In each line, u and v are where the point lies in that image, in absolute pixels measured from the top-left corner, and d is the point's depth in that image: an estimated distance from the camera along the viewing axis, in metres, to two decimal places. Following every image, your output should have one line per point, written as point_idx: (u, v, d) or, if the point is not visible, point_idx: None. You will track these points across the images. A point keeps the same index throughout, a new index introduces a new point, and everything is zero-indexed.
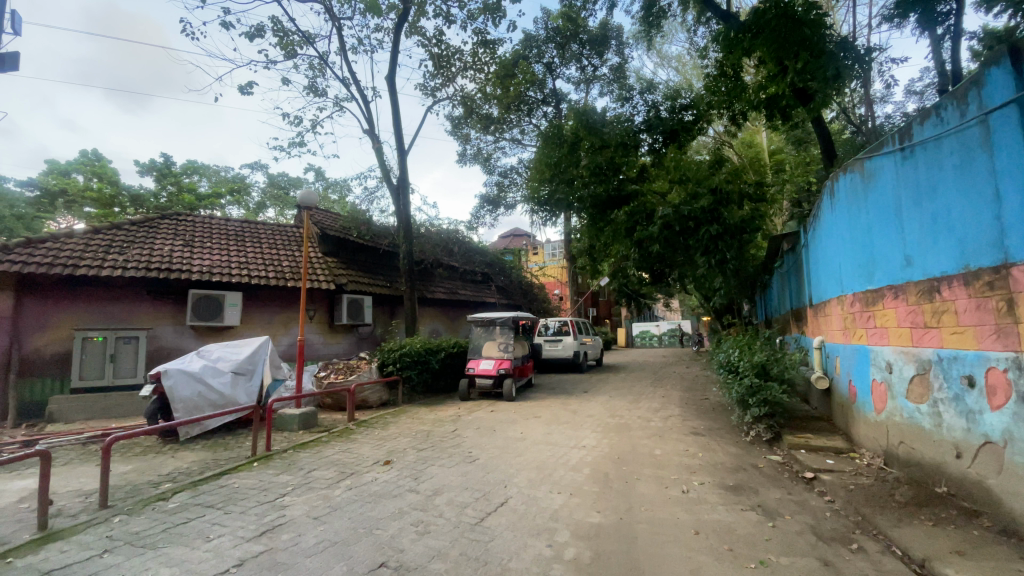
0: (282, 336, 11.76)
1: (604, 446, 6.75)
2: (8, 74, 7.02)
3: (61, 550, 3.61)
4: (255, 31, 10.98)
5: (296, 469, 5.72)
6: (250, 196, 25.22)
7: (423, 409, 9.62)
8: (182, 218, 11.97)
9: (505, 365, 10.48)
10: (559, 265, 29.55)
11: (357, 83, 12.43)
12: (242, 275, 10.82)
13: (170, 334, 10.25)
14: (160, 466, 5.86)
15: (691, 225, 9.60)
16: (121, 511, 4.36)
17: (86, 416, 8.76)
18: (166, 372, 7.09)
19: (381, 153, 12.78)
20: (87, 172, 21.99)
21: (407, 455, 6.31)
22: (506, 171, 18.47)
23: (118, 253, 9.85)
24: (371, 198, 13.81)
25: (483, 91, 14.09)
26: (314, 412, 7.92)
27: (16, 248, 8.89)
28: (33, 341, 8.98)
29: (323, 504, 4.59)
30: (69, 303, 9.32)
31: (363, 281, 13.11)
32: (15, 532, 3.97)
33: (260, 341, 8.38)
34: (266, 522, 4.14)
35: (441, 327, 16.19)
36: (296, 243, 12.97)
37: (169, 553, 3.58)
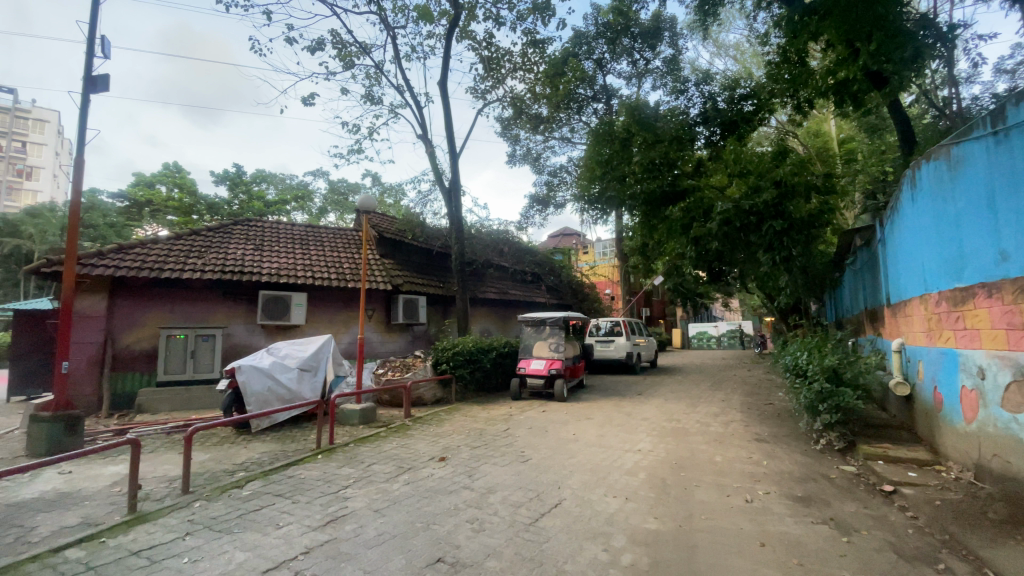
0: (343, 334, 12.27)
1: (661, 450, 6.56)
2: (100, 95, 7.78)
3: (149, 532, 3.94)
4: (315, 45, 11.52)
5: (356, 462, 5.95)
6: (313, 202, 26.44)
7: (476, 408, 9.74)
8: (253, 224, 12.79)
9: (556, 365, 10.44)
10: (611, 264, 29.03)
11: (411, 90, 12.80)
12: (307, 277, 11.41)
13: (243, 331, 10.97)
14: (234, 456, 6.28)
15: (753, 220, 9.15)
16: (201, 497, 4.71)
17: (170, 407, 9.52)
18: (239, 367, 7.61)
19: (434, 157, 13.08)
20: (171, 184, 24.05)
21: (462, 453, 6.41)
22: (555, 171, 18.37)
23: (197, 258, 10.64)
24: (424, 200, 14.15)
25: (533, 91, 14.12)
26: (373, 407, 8.23)
27: (110, 253, 9.81)
28: (124, 338, 9.88)
29: (382, 497, 4.75)
30: (154, 304, 10.15)
31: (418, 281, 13.47)
32: (109, 514, 4.38)
33: (323, 339, 8.77)
34: (330, 512, 4.33)
35: (492, 327, 16.39)
36: (355, 245, 13.51)
37: (243, 539, 3.81)
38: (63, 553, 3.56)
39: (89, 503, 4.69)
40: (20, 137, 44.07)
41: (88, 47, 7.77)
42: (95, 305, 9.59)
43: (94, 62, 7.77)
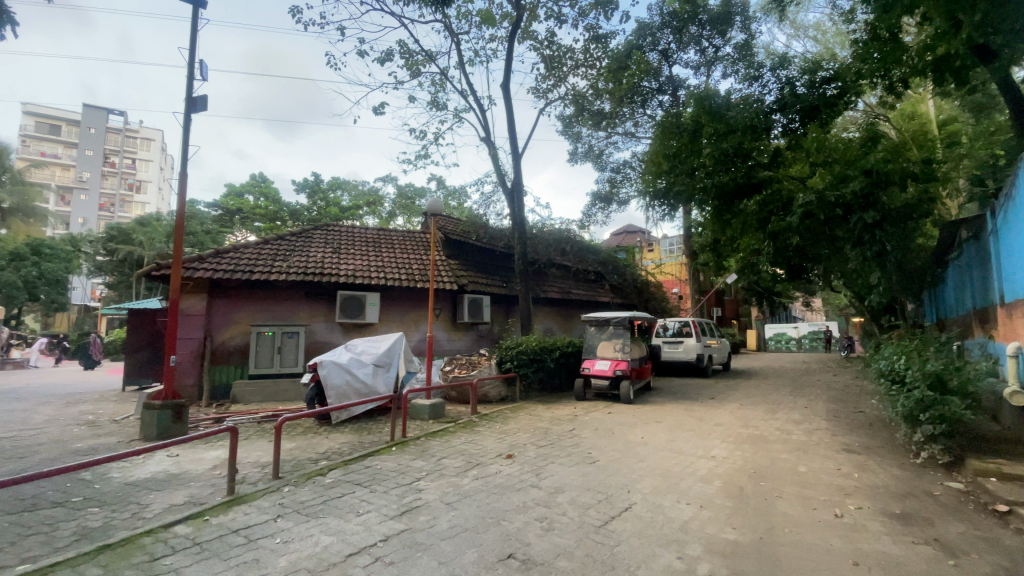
0: (412, 332, 12.75)
1: (737, 458, 6.25)
2: (199, 114, 8.58)
3: (246, 512, 4.31)
4: (385, 56, 12.03)
5: (428, 455, 6.16)
6: (383, 206, 27.59)
7: (541, 407, 9.77)
8: (330, 229, 13.60)
9: (622, 366, 10.21)
10: (679, 262, 28.02)
11: (475, 94, 13.05)
12: (380, 278, 11.98)
13: (323, 329, 11.71)
14: (317, 445, 6.72)
15: (839, 212, 8.49)
16: (289, 482, 5.08)
17: (260, 398, 10.33)
18: (321, 363, 8.15)
19: (497, 159, 13.26)
20: (257, 193, 26.33)
21: (528, 451, 6.45)
22: (619, 167, 17.96)
23: (282, 261, 11.48)
24: (487, 202, 14.36)
25: (595, 87, 13.96)
26: (442, 403, 8.48)
27: (209, 258, 10.79)
28: (221, 334, 10.84)
29: (453, 491, 4.89)
30: (245, 303, 11.07)
31: (482, 281, 13.72)
32: (212, 494, 4.84)
33: (394, 337, 9.14)
34: (405, 503, 4.52)
35: (555, 326, 16.37)
36: (423, 247, 14.00)
37: (327, 523, 4.07)
38: (174, 528, 3.98)
39: (195, 484, 5.20)
40: (131, 155, 49.23)
41: (188, 71, 8.60)
42: (197, 304, 10.60)
43: (194, 84, 8.58)
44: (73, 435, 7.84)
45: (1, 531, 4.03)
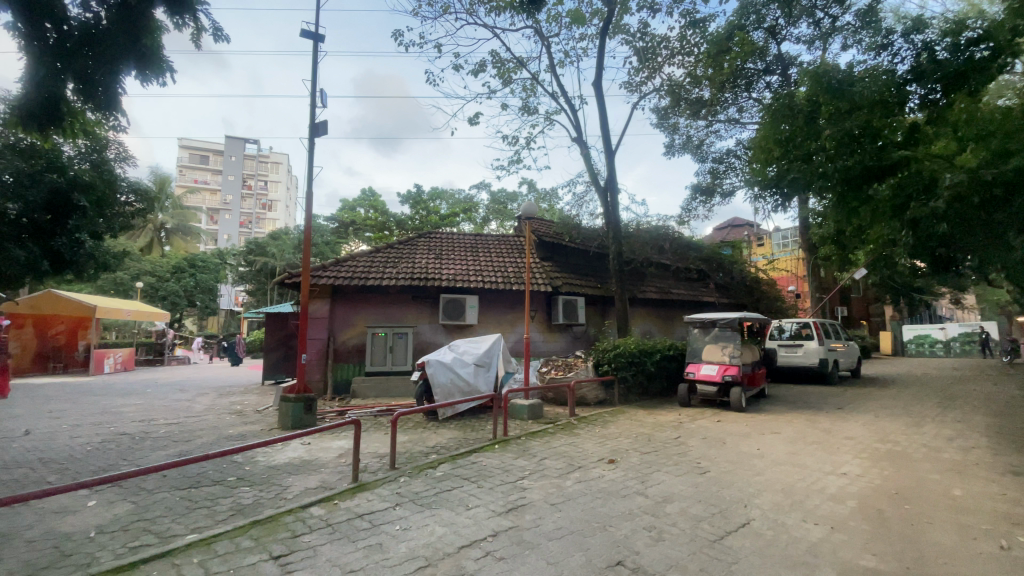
0: (509, 334, 13.03)
1: (873, 476, 5.55)
2: (319, 137, 9.56)
3: (369, 499, 4.71)
4: (479, 67, 12.52)
5: (530, 455, 6.26)
6: (478, 212, 28.47)
7: (641, 412, 9.47)
8: (432, 236, 14.40)
9: (731, 371, 9.55)
10: (793, 257, 25.60)
11: (566, 95, 13.08)
12: (478, 281, 12.43)
13: (428, 331, 12.41)
14: (427, 440, 7.14)
15: (998, 193, 7.23)
16: (404, 473, 5.45)
17: (375, 394, 11.26)
18: (428, 361, 8.65)
19: (589, 157, 13.13)
20: (367, 206, 28.74)
21: (631, 457, 6.29)
22: (721, 157, 16.86)
23: (392, 267, 12.39)
24: (580, 202, 14.23)
25: (693, 74, 13.30)
26: (541, 404, 8.57)
27: (330, 266, 11.96)
28: (341, 335, 11.96)
29: (557, 492, 4.91)
30: (361, 307, 12.11)
31: (576, 282, 13.64)
32: (340, 481, 5.36)
33: (493, 338, 9.39)
34: (511, 501, 4.64)
35: (653, 328, 15.78)
36: (518, 250, 14.28)
37: (440, 515, 4.30)
38: (309, 509, 4.46)
39: (324, 470, 5.80)
40: (264, 178, 56.26)
41: (310, 100, 9.62)
42: (322, 308, 11.81)
43: (315, 111, 9.59)
44: (226, 423, 9.13)
45: (177, 502, 4.81)
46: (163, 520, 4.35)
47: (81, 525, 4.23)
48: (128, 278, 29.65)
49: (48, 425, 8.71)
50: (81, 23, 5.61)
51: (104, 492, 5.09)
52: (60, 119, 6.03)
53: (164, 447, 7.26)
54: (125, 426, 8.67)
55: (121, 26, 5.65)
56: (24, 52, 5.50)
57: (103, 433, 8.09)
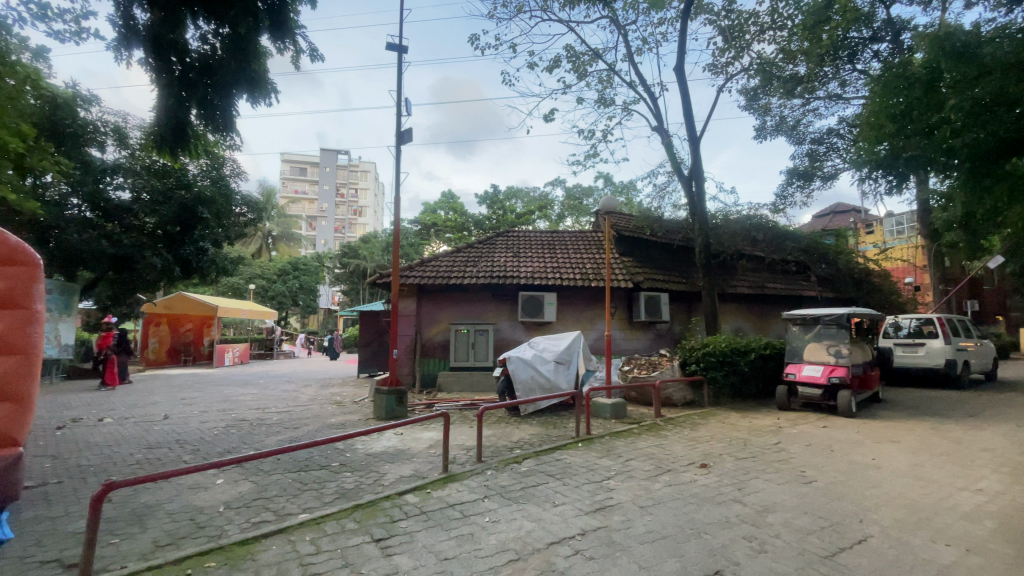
0: (589, 331, 12.84)
1: (1020, 494, 4.78)
2: (405, 144, 10.03)
3: (458, 490, 4.87)
4: (554, 63, 12.40)
5: (615, 455, 6.14)
6: (553, 209, 28.29)
7: (734, 414, 8.93)
8: (510, 234, 14.59)
9: (838, 373, 8.71)
10: (910, 245, 22.77)
11: (644, 83, 12.57)
12: (556, 278, 12.40)
13: (508, 327, 12.61)
14: (511, 435, 7.26)
15: None
16: (491, 467, 5.57)
17: (459, 388, 11.70)
18: (509, 358, 8.80)
19: (671, 146, 12.56)
20: (447, 208, 29.84)
21: (725, 462, 5.94)
22: (820, 137, 15.38)
23: (472, 266, 12.72)
24: (662, 193, 13.62)
25: (787, 50, 12.23)
26: (624, 403, 8.36)
27: (415, 267, 12.54)
28: (427, 331, 12.51)
29: (647, 494, 4.76)
30: (445, 305, 12.58)
31: (659, 277, 13.13)
32: (431, 470, 5.61)
33: (573, 335, 9.32)
34: (598, 500, 4.57)
35: (745, 325, 14.82)
36: (596, 246, 14.04)
37: (528, 510, 4.35)
38: (405, 497, 4.71)
39: (416, 460, 6.10)
40: (353, 186, 60.31)
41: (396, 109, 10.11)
42: (409, 306, 12.43)
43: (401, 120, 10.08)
44: (328, 412, 9.93)
45: (290, 484, 5.30)
46: (279, 500, 4.82)
47: (212, 501, 4.80)
48: (243, 281, 33.29)
49: (182, 410, 10.00)
50: (200, 54, 6.35)
51: (229, 471, 5.74)
52: (186, 142, 6.84)
53: (276, 433, 8.04)
54: (243, 413, 9.72)
55: (233, 54, 6.30)
56: (156, 83, 6.30)
57: (227, 419, 9.14)
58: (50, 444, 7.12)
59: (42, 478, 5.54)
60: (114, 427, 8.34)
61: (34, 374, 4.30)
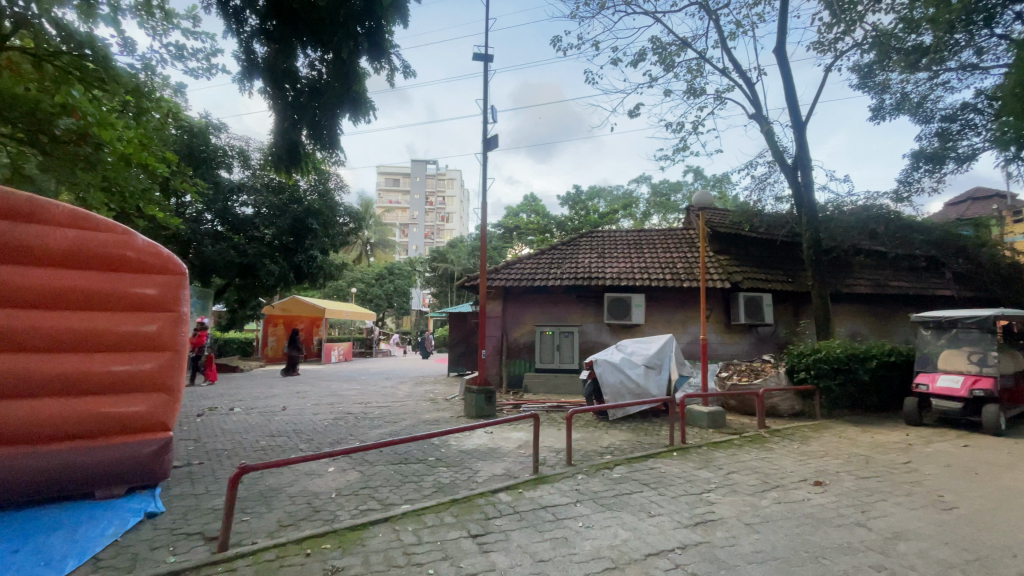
0: (682, 334, 12.26)
1: None
2: (493, 150, 10.27)
3: (550, 492, 4.87)
4: (638, 58, 12.00)
5: (714, 467, 5.78)
6: (638, 207, 27.37)
7: (852, 428, 8.03)
8: (594, 235, 14.38)
9: (983, 385, 7.47)
10: None
11: (739, 69, 11.75)
12: (645, 279, 11.99)
13: (594, 330, 12.41)
14: (601, 439, 7.13)
15: None
16: (582, 471, 5.51)
17: (546, 390, 11.76)
18: (596, 361, 8.64)
19: (771, 135, 11.61)
20: (529, 211, 30.24)
21: (843, 480, 5.36)
22: (955, 113, 13.34)
23: (556, 268, 12.70)
24: (762, 186, 12.60)
25: (909, 18, 10.80)
26: (722, 412, 7.86)
27: (500, 269, 12.78)
28: (513, 333, 12.70)
29: (753, 511, 4.42)
30: (530, 306, 12.69)
31: (760, 277, 12.19)
32: (522, 471, 5.66)
33: (665, 338, 8.94)
34: (698, 514, 4.33)
35: (863, 329, 13.32)
36: (687, 244, 13.37)
37: (623, 518, 4.24)
38: (498, 495, 4.81)
39: (507, 459, 6.21)
40: (441, 193, 63.01)
41: (483, 116, 10.39)
42: (496, 308, 12.73)
43: (487, 127, 10.35)
44: (422, 408, 10.44)
45: (392, 476, 5.64)
46: (383, 490, 5.14)
47: (326, 487, 5.24)
48: (345, 285, 36.14)
49: (297, 402, 11.04)
50: (309, 80, 6.97)
51: (338, 461, 6.23)
52: (298, 160, 7.56)
53: (378, 427, 8.60)
54: (348, 407, 10.51)
55: (338, 77, 6.87)
56: (273, 108, 7.03)
57: (335, 411, 9.94)
58: (194, 429, 8.21)
59: (189, 459, 6.41)
60: (243, 416, 9.41)
61: (180, 369, 5.00)
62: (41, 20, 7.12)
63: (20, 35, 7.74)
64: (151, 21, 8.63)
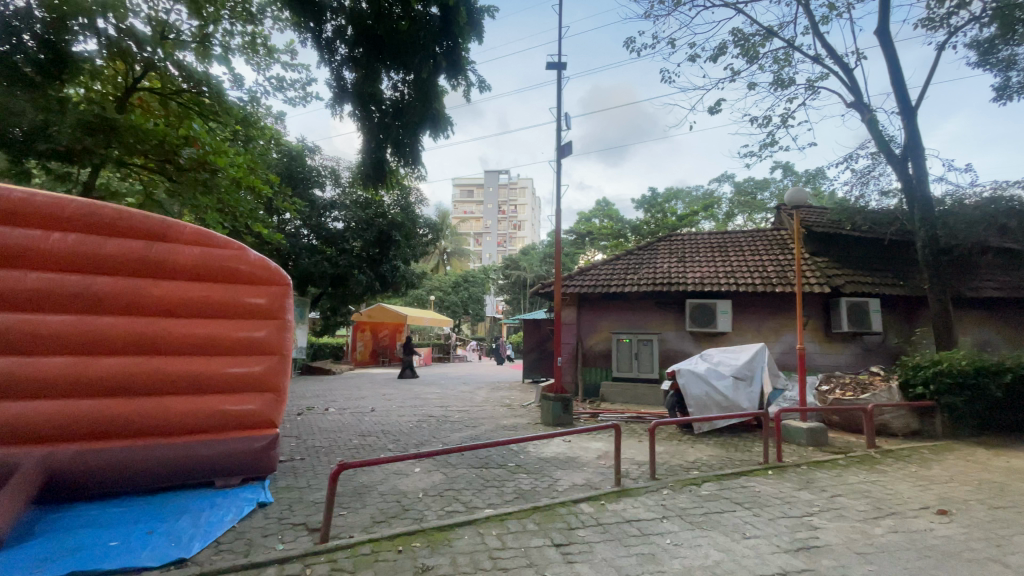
0: (773, 343, 11.41)
1: None
2: (567, 156, 10.27)
3: (634, 506, 4.73)
4: (718, 52, 11.45)
5: (816, 488, 5.31)
6: (720, 208, 25.97)
7: (983, 451, 7.02)
8: (674, 239, 13.86)
9: None
10: None
11: (833, 55, 10.82)
12: (730, 284, 11.33)
13: (674, 338, 11.92)
14: (686, 453, 6.81)
15: None
16: (667, 485, 5.30)
17: (624, 399, 11.51)
18: (679, 371, 8.26)
19: (874, 123, 10.54)
20: (602, 216, 29.87)
21: (975, 510, 4.69)
22: None
23: (634, 273, 12.38)
24: (865, 179, 11.44)
25: None
26: (823, 429, 7.21)
27: (575, 276, 12.71)
28: (588, 340, 12.56)
29: (863, 539, 4.01)
30: (606, 313, 12.46)
31: (864, 280, 11.07)
32: (604, 482, 5.55)
33: (756, 347, 8.40)
34: (799, 539, 3.99)
35: (994, 338, 11.63)
36: (778, 246, 12.46)
37: (713, 538, 4.02)
38: (580, 505, 4.76)
39: (587, 469, 6.12)
40: (514, 202, 63.93)
41: (557, 124, 10.44)
42: (571, 315, 12.67)
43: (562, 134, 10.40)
44: (500, 414, 10.59)
45: (474, 479, 5.78)
46: (467, 493, 5.28)
47: (413, 488, 5.48)
48: (424, 293, 37.75)
49: (383, 404, 11.67)
50: (393, 101, 7.37)
51: (423, 462, 6.48)
52: (384, 176, 8.03)
53: (458, 430, 8.85)
54: (430, 411, 10.92)
55: (419, 96, 7.21)
56: (361, 129, 7.52)
57: (417, 414, 10.39)
58: (296, 427, 8.95)
59: (292, 454, 6.99)
60: (336, 416, 10.10)
61: (285, 371, 5.46)
62: (166, 63, 8.24)
63: (149, 78, 9.03)
64: (255, 57, 9.64)
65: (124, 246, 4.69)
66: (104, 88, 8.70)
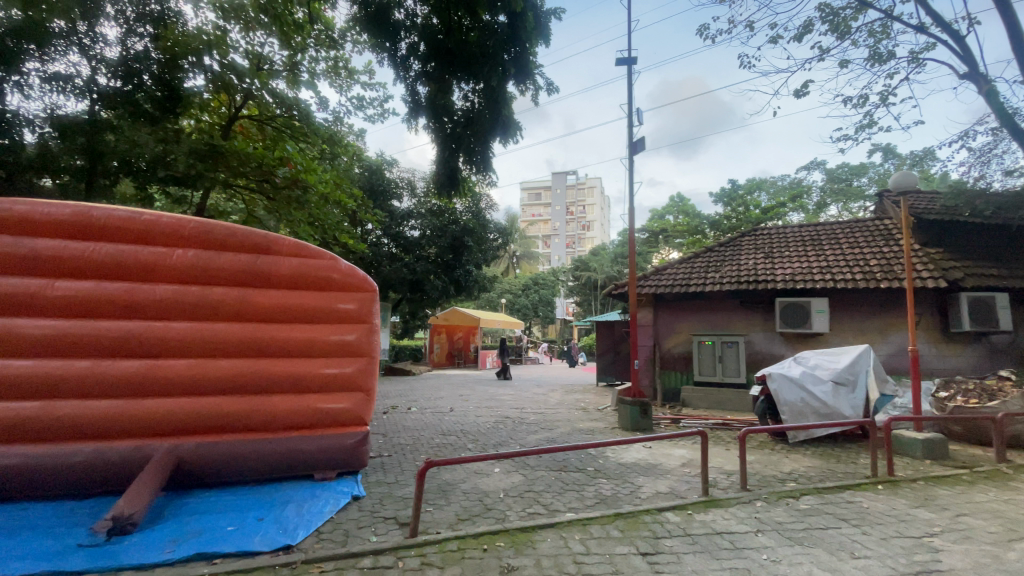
0: (879, 344, 10.35)
1: None
2: (638, 152, 10.01)
3: (724, 517, 4.49)
4: (801, 32, 10.63)
5: (937, 506, 4.74)
6: (810, 198, 23.96)
7: None
8: (759, 233, 13.02)
9: None
10: None
11: (940, 21, 9.66)
12: (825, 280, 10.43)
13: (762, 340, 11.17)
14: (780, 464, 6.36)
15: None
16: (760, 497, 4.97)
17: (708, 404, 10.98)
18: (770, 375, 7.72)
19: (996, 94, 9.24)
20: (677, 212, 28.70)
21: None
22: None
23: (714, 271, 11.78)
24: (986, 157, 10.06)
25: None
26: (944, 441, 6.42)
27: (651, 276, 12.35)
28: (666, 342, 12.14)
29: (999, 566, 3.51)
30: (685, 314, 11.98)
31: (990, 272, 9.73)
32: (690, 491, 5.32)
33: (860, 349, 7.66)
34: (919, 562, 3.58)
35: None
36: (881, 237, 11.29)
37: (817, 556, 3.71)
38: (665, 514, 4.60)
39: (671, 477, 5.90)
40: (583, 202, 63.20)
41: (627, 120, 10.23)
42: (647, 316, 12.32)
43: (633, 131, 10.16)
44: (576, 417, 10.50)
45: (554, 482, 5.78)
46: (548, 496, 5.29)
47: (494, 488, 5.59)
48: (496, 296, 38.39)
49: (461, 405, 12.02)
50: (465, 110, 7.62)
51: (502, 462, 6.60)
52: (458, 184, 8.33)
53: (535, 432, 8.89)
54: (506, 412, 11.08)
55: (489, 104, 7.38)
56: (436, 139, 7.87)
57: (494, 415, 10.58)
58: (382, 425, 9.46)
59: (381, 452, 7.40)
60: (418, 416, 10.55)
61: (374, 372, 5.79)
62: (262, 92, 9.10)
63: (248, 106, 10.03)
64: (338, 80, 10.36)
65: (234, 260, 5.24)
66: (213, 118, 9.78)
